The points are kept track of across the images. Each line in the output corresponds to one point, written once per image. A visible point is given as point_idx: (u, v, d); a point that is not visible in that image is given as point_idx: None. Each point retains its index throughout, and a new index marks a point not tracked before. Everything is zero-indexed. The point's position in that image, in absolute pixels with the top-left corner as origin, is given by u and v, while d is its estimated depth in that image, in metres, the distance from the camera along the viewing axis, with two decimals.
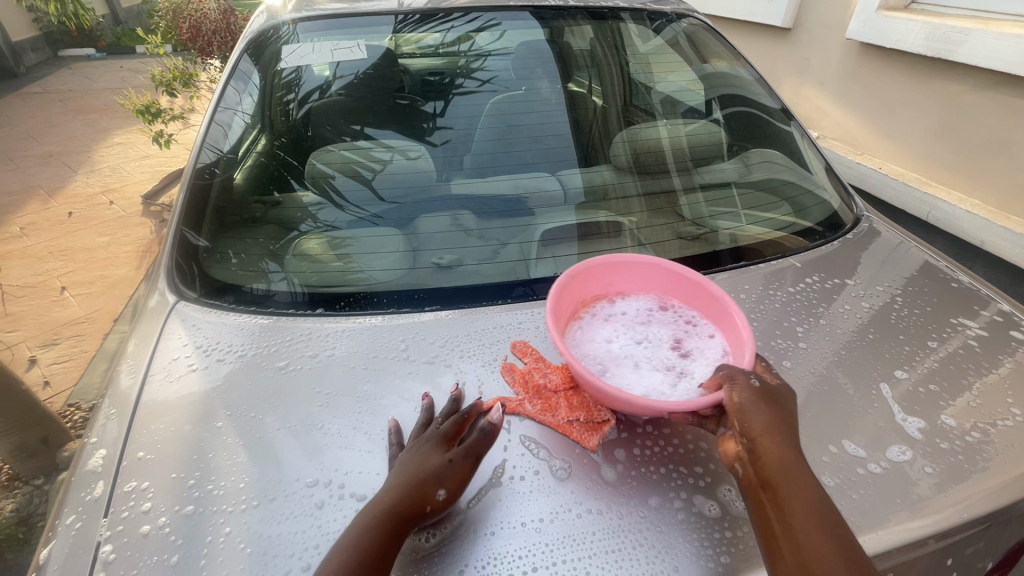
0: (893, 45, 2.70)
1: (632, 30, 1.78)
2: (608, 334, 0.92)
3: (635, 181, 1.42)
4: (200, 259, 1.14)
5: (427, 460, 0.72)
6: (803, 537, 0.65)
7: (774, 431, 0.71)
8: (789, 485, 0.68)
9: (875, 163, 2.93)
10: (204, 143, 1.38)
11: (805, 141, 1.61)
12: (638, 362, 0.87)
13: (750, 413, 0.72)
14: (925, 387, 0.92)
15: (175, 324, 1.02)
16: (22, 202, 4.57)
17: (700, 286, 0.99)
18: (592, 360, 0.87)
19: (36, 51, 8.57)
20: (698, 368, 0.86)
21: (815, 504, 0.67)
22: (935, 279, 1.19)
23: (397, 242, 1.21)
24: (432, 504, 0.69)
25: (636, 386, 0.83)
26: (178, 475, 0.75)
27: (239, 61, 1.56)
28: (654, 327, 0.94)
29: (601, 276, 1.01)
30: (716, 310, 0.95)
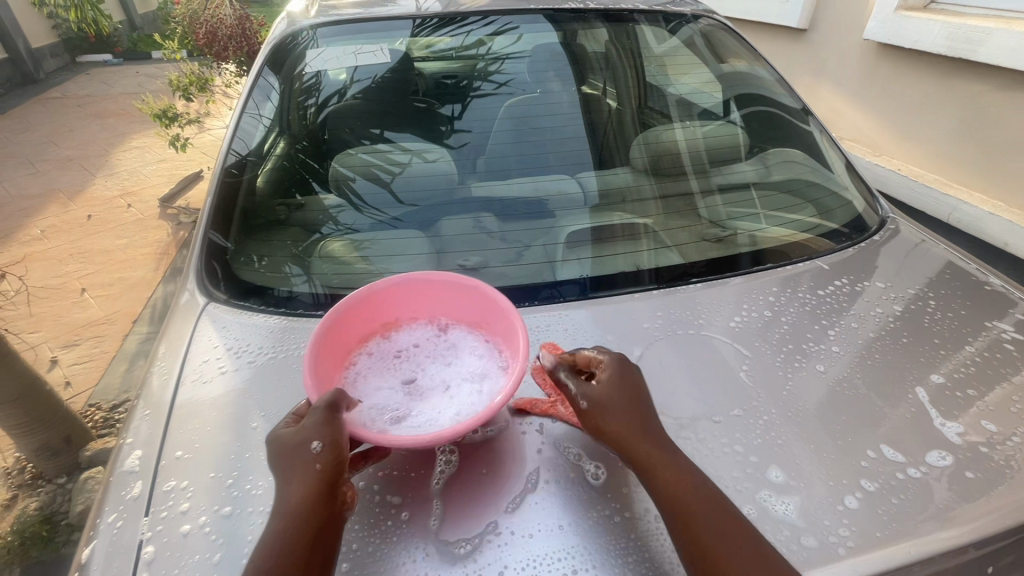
0: (912, 45, 2.67)
1: (647, 32, 1.78)
2: (395, 380, 0.85)
3: (652, 184, 1.40)
4: (227, 262, 1.16)
5: (287, 438, 0.69)
6: (715, 541, 0.65)
7: (654, 440, 0.71)
8: (670, 479, 0.68)
9: (894, 164, 2.89)
10: (227, 147, 1.39)
11: (825, 138, 1.60)
12: (435, 391, 0.83)
13: (620, 433, 0.71)
14: (962, 392, 0.90)
15: (205, 325, 1.03)
16: (43, 205, 4.66)
17: (464, 293, 0.95)
18: (386, 408, 0.80)
19: (55, 57, 8.73)
20: (489, 371, 0.86)
21: (721, 506, 0.68)
22: (966, 280, 1.18)
23: (420, 245, 1.22)
24: (319, 463, 0.66)
25: (440, 417, 0.79)
26: (217, 475, 0.76)
27: (260, 68, 1.58)
28: (433, 354, 0.90)
29: (363, 314, 0.94)
30: (484, 312, 0.94)
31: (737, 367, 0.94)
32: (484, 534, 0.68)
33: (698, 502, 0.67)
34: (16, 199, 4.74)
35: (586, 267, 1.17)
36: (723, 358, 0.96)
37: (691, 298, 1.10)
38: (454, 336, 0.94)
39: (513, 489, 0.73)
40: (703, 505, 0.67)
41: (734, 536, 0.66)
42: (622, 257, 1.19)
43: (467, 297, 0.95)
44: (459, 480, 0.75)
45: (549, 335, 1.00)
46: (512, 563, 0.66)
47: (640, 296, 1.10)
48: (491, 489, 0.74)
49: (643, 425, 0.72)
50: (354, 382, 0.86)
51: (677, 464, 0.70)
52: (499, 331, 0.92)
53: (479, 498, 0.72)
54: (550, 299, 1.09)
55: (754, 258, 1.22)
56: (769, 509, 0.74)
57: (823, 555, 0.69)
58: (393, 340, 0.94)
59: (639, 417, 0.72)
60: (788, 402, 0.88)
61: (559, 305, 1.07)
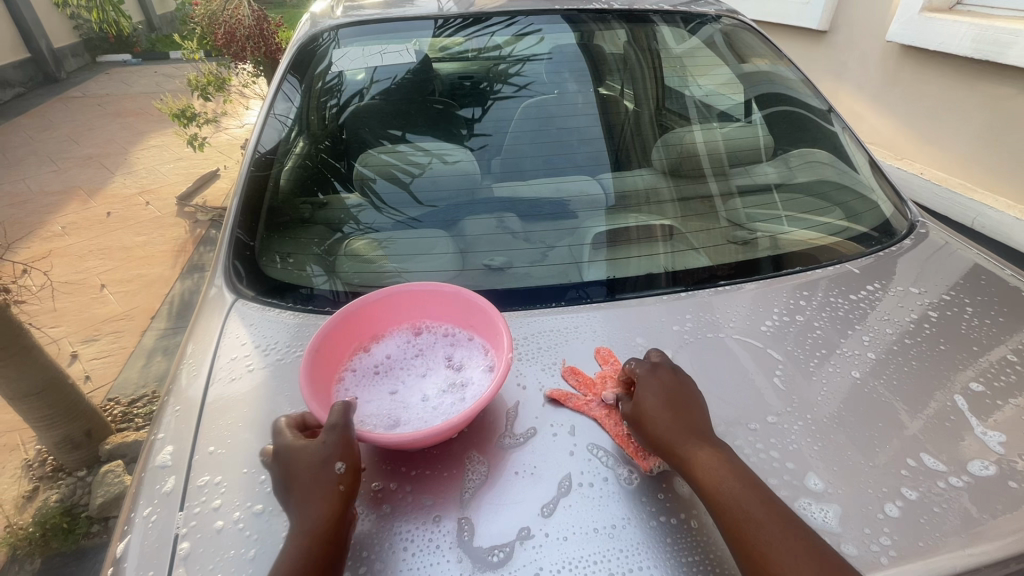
0: (937, 48, 2.63)
1: (666, 33, 1.75)
2: (382, 388, 0.82)
3: (670, 186, 1.39)
4: (254, 259, 1.16)
5: (304, 454, 0.68)
6: (754, 525, 0.65)
7: (685, 431, 0.74)
8: (697, 461, 0.71)
9: (916, 168, 2.85)
10: (251, 147, 1.40)
11: (848, 135, 1.58)
12: (423, 395, 0.80)
13: (654, 422, 0.75)
14: (1003, 401, 0.88)
15: (234, 323, 1.04)
16: (64, 202, 4.73)
17: (441, 298, 0.92)
18: (377, 417, 0.78)
19: (76, 57, 8.89)
20: (475, 372, 0.84)
21: (756, 493, 0.67)
22: (1003, 286, 1.15)
23: (445, 244, 1.22)
24: (342, 483, 0.67)
25: (433, 416, 0.77)
26: (250, 470, 0.74)
27: (281, 69, 1.58)
28: (419, 358, 0.87)
29: (354, 327, 0.89)
30: (463, 310, 0.91)
31: (771, 372, 0.93)
32: (518, 538, 0.67)
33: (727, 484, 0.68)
34: (38, 196, 4.82)
35: (612, 269, 1.15)
36: (757, 363, 0.95)
37: (720, 301, 1.09)
38: (438, 338, 0.91)
39: (546, 493, 0.72)
40: (733, 490, 0.67)
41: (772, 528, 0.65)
42: (650, 258, 1.17)
43: (451, 297, 0.91)
44: (490, 483, 0.73)
45: (579, 336, 0.98)
46: (547, 565, 0.65)
47: (668, 299, 1.09)
48: (521, 492, 0.72)
49: (675, 412, 0.76)
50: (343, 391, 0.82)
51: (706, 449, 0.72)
52: (482, 329, 0.90)
53: (511, 500, 0.71)
54: (577, 300, 1.07)
55: (784, 261, 1.20)
56: (807, 515, 0.73)
57: (863, 564, 0.69)
58: (380, 345, 0.90)
59: (675, 405, 0.77)
60: (824, 408, 0.87)
61: (585, 306, 1.06)
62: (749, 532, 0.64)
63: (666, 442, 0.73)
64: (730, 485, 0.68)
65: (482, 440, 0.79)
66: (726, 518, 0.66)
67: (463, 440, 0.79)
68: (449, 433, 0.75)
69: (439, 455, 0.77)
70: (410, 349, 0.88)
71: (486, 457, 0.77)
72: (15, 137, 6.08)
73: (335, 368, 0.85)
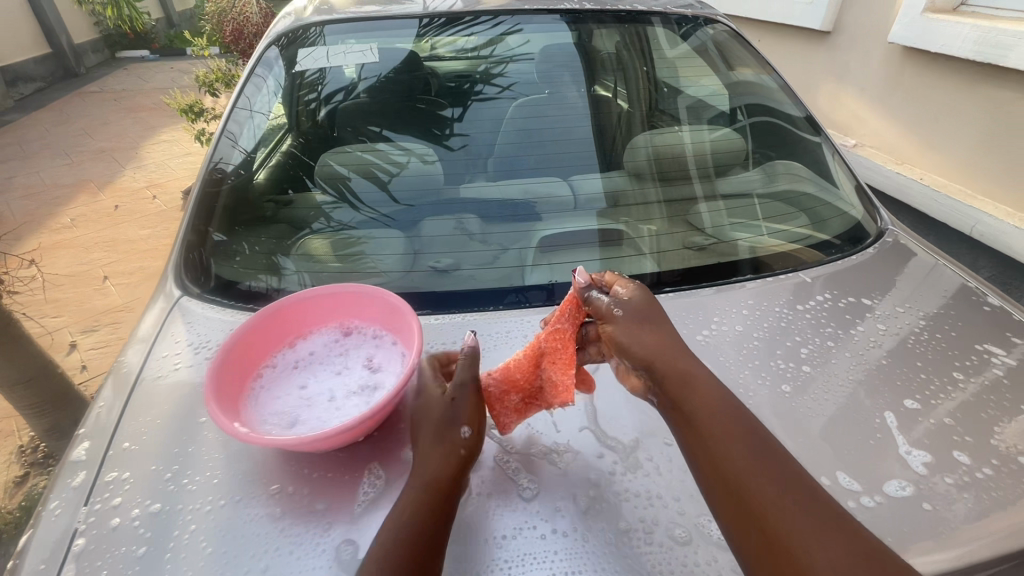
0: (939, 50, 2.56)
1: (660, 35, 1.73)
2: (295, 385, 0.82)
3: (656, 188, 1.37)
4: (207, 254, 1.17)
5: (435, 408, 0.75)
6: (724, 451, 0.70)
7: (662, 352, 0.78)
8: (694, 392, 0.74)
9: (916, 174, 2.77)
10: (216, 142, 1.42)
11: (837, 159, 1.50)
12: (329, 395, 0.79)
13: (635, 341, 0.79)
14: (940, 419, 0.84)
15: (176, 319, 1.05)
16: (73, 194, 4.84)
17: (366, 299, 0.90)
18: (279, 415, 0.77)
19: (96, 52, 9.10)
20: (388, 375, 0.82)
21: (733, 421, 0.72)
22: (964, 301, 1.10)
23: (398, 244, 1.21)
24: (463, 445, 0.71)
25: (332, 418, 0.76)
26: (158, 467, 0.75)
27: (263, 63, 1.59)
28: (338, 359, 0.86)
29: (280, 325, 0.89)
30: (387, 313, 0.90)
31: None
32: None
33: (722, 419, 0.72)
34: (50, 188, 4.95)
35: (556, 273, 1.12)
36: None
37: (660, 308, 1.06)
38: (363, 341, 0.89)
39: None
40: (728, 426, 0.71)
41: (752, 463, 0.69)
42: (597, 262, 1.16)
43: (383, 303, 0.89)
44: (388, 494, 0.70)
45: (508, 343, 0.98)
46: None
47: None
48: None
49: (666, 344, 0.79)
50: (254, 388, 0.82)
51: (708, 383, 0.75)
52: (403, 333, 0.87)
53: None
54: (516, 304, 1.07)
55: (736, 268, 1.17)
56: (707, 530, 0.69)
57: None
58: (304, 344, 0.89)
59: (660, 338, 0.80)
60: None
61: (522, 311, 1.05)
62: (730, 460, 0.69)
63: (662, 370, 0.76)
64: (727, 419, 0.72)
65: (394, 446, 0.76)
66: (712, 448, 0.70)
67: (370, 446, 0.76)
68: (355, 437, 0.74)
69: (345, 460, 0.74)
70: (333, 350, 0.87)
71: (391, 465, 0.74)
72: (33, 130, 6.24)
73: (252, 363, 0.84)
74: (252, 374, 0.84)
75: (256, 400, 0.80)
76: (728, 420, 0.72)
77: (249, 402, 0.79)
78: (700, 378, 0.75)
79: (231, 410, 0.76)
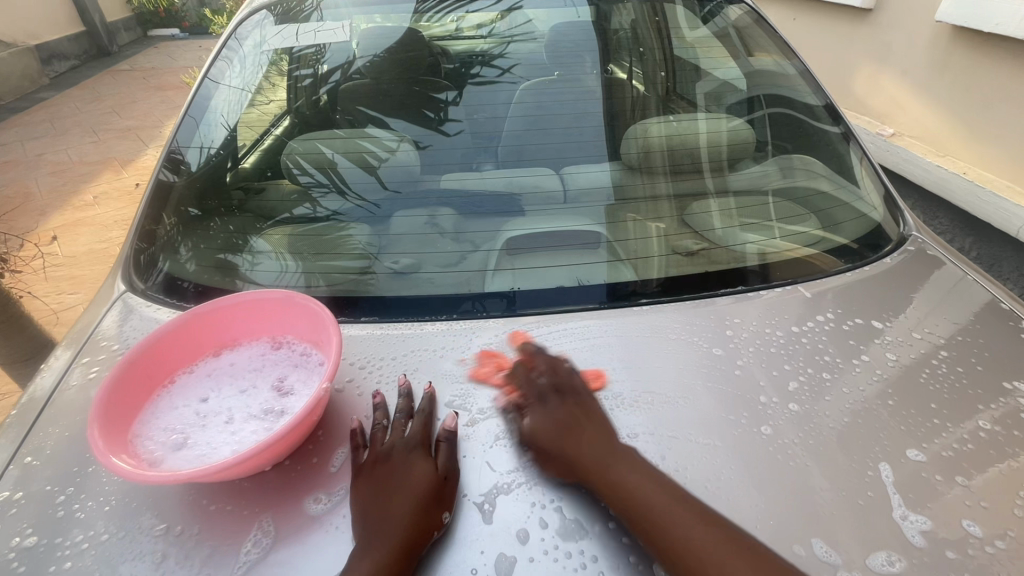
0: (993, 29, 2.29)
1: (680, 12, 1.60)
2: (194, 399, 0.76)
3: (667, 183, 1.19)
4: (155, 247, 1.10)
5: (426, 478, 0.68)
6: (664, 514, 0.65)
7: (572, 431, 0.73)
8: (611, 475, 0.69)
9: (958, 167, 2.52)
10: (187, 108, 1.34)
11: (865, 166, 1.30)
12: (227, 418, 0.73)
13: (542, 429, 0.74)
14: (951, 478, 0.71)
15: (115, 315, 1.00)
16: (97, 172, 4.90)
17: (293, 308, 0.83)
18: (168, 431, 0.72)
19: (129, 31, 9.19)
20: (298, 401, 0.75)
21: (658, 484, 0.68)
22: (995, 328, 0.95)
23: (362, 241, 1.08)
24: (439, 530, 0.66)
25: (220, 447, 0.70)
26: (52, 488, 0.69)
27: (240, 30, 1.50)
28: (246, 379, 0.79)
29: (198, 333, 0.82)
30: (316, 325, 0.82)
31: (659, 422, 0.78)
32: None
33: (650, 495, 0.67)
34: (77, 165, 5.02)
35: (521, 279, 1.02)
36: (664, 399, 0.81)
37: (635, 322, 0.94)
38: (289, 358, 0.82)
39: (337, 562, 0.62)
40: (664, 504, 0.66)
41: (688, 525, 0.65)
42: (567, 266, 1.04)
43: (313, 313, 0.81)
44: (274, 553, 0.62)
45: (455, 357, 0.88)
46: None
47: (582, 314, 0.97)
48: (315, 555, 0.63)
49: (582, 427, 0.74)
50: (158, 400, 0.76)
51: (624, 465, 0.70)
52: (325, 350, 0.80)
53: (297, 563, 0.62)
54: (471, 314, 0.97)
55: (726, 277, 1.04)
56: None
57: None
58: (225, 358, 0.83)
59: (573, 419, 0.75)
60: (705, 468, 0.73)
61: (478, 322, 0.95)
62: (667, 528, 0.64)
63: (576, 461, 0.71)
64: (653, 493, 0.67)
65: (291, 487, 0.69)
66: (644, 511, 0.66)
67: (273, 480, 0.69)
68: (253, 469, 0.68)
69: (244, 495, 0.67)
70: (249, 367, 0.81)
71: (287, 508, 0.66)
72: (66, 106, 6.35)
73: (159, 374, 0.78)
74: (159, 388, 0.77)
75: (152, 411, 0.74)
76: (652, 493, 0.67)
77: (146, 415, 0.74)
78: (612, 460, 0.70)
79: (120, 425, 0.70)
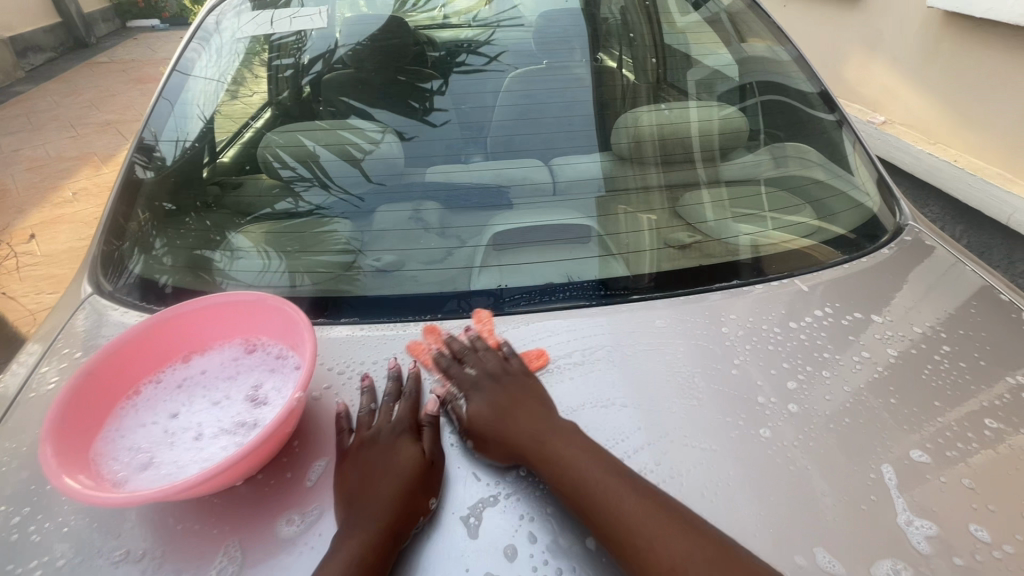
0: (984, 14, 2.26)
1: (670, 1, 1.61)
2: (164, 416, 0.71)
3: (659, 173, 1.16)
4: (123, 248, 1.04)
5: (412, 460, 0.68)
6: (600, 492, 0.66)
7: (509, 415, 0.73)
8: (550, 451, 0.69)
9: (949, 155, 2.51)
10: (158, 99, 1.27)
11: (858, 153, 1.27)
12: (195, 434, 0.69)
13: (477, 410, 0.75)
14: (955, 479, 0.69)
15: (79, 319, 0.95)
16: (77, 168, 4.76)
17: (264, 309, 0.78)
18: (134, 450, 0.67)
19: (107, 22, 8.94)
20: (271, 411, 0.71)
21: (597, 462, 0.68)
22: (996, 320, 0.93)
23: (342, 236, 1.03)
24: (424, 515, 0.65)
25: (185, 465, 0.65)
26: (7, 509, 0.65)
27: (215, 19, 1.43)
28: (220, 390, 0.74)
29: (164, 341, 0.78)
30: (290, 327, 0.78)
31: (655, 428, 0.75)
32: None
33: (589, 473, 0.67)
34: (55, 160, 4.88)
35: (508, 275, 0.98)
36: (660, 401, 0.78)
37: (628, 320, 0.91)
38: (263, 364, 0.77)
39: None
40: (601, 481, 0.66)
41: (630, 500, 0.65)
42: (555, 262, 0.99)
43: (287, 317, 0.77)
44: None
45: (437, 359, 0.85)
46: None
47: (573, 312, 0.93)
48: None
49: (520, 408, 0.75)
50: (122, 415, 0.71)
51: (563, 442, 0.70)
52: (301, 353, 0.76)
53: None
54: (456, 313, 0.92)
55: (721, 271, 1.00)
56: None
57: None
58: (196, 363, 0.78)
59: (507, 404, 0.75)
60: (704, 475, 0.70)
61: (463, 320, 0.91)
62: (603, 505, 0.65)
63: (512, 443, 0.71)
64: (590, 471, 0.67)
65: (263, 507, 0.65)
66: (581, 491, 0.66)
67: (245, 501, 0.65)
68: (221, 487, 0.64)
69: (214, 517, 0.63)
70: (221, 375, 0.76)
71: (257, 531, 0.63)
72: (42, 100, 6.17)
73: (125, 385, 0.74)
74: (123, 401, 0.73)
75: (118, 428, 0.70)
76: (588, 467, 0.68)
77: (108, 432, 0.69)
78: (549, 440, 0.70)
79: (78, 444, 0.66)
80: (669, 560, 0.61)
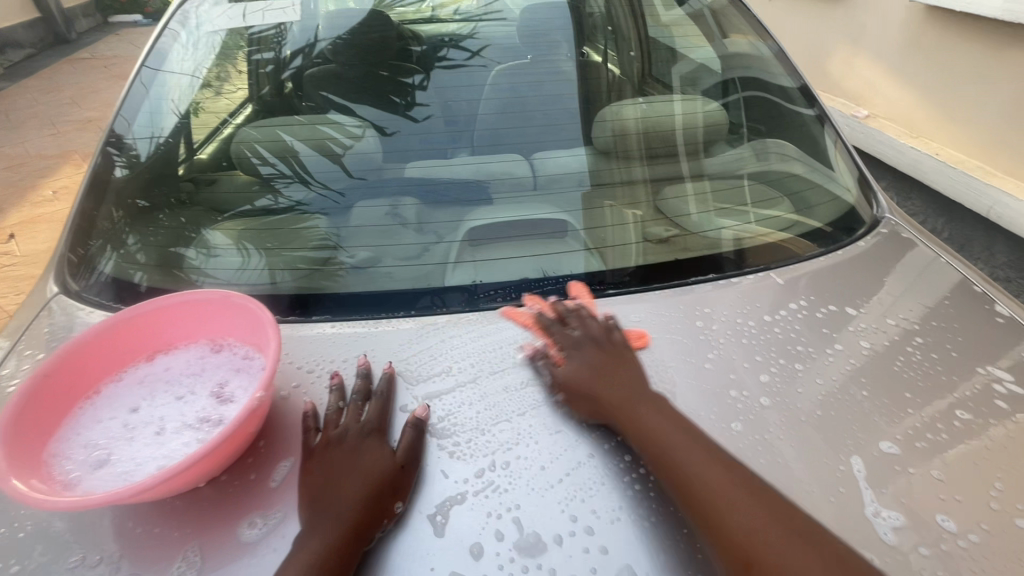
0: (965, 7, 2.28)
1: None
2: (122, 411, 0.70)
3: (643, 167, 1.15)
4: (90, 245, 1.02)
5: (378, 464, 0.67)
6: (682, 455, 0.68)
7: (605, 380, 0.75)
8: (636, 415, 0.71)
9: (932, 148, 2.53)
10: (130, 92, 1.24)
11: (838, 149, 1.27)
12: (156, 432, 0.67)
13: (575, 374, 0.77)
14: (924, 470, 0.69)
15: (45, 319, 0.93)
16: (57, 166, 4.67)
17: (229, 307, 0.76)
18: (91, 448, 0.66)
19: (88, 17, 8.78)
20: (235, 409, 0.69)
21: (681, 428, 0.70)
22: (969, 312, 0.93)
23: (316, 233, 1.02)
24: (389, 518, 0.64)
25: (146, 464, 0.64)
26: None
27: (188, 12, 1.40)
28: (182, 386, 0.73)
29: (127, 338, 0.76)
30: (255, 325, 0.76)
31: None
32: None
33: (675, 438, 0.69)
34: (35, 159, 4.79)
35: (482, 271, 0.97)
36: None
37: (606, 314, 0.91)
38: (228, 363, 0.76)
39: None
40: (685, 447, 0.68)
41: (711, 467, 0.67)
42: (531, 257, 0.99)
43: (253, 315, 0.75)
44: None
45: (410, 356, 0.84)
46: None
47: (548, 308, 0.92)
48: None
49: (613, 371, 0.76)
50: (81, 413, 0.70)
51: (652, 409, 0.72)
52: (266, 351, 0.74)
53: None
54: (429, 309, 0.92)
55: (698, 265, 1.00)
56: None
57: None
58: (161, 361, 0.77)
59: (607, 367, 0.77)
60: None
61: (437, 317, 0.90)
62: (683, 469, 0.67)
63: (605, 407, 0.73)
64: (677, 438, 0.69)
65: (226, 506, 0.64)
66: (670, 456, 0.68)
67: (208, 499, 0.64)
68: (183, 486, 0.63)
69: (175, 517, 0.63)
70: (185, 373, 0.75)
71: (219, 529, 0.62)
72: (22, 97, 6.04)
73: (86, 383, 0.72)
74: (82, 399, 0.71)
75: (75, 426, 0.68)
76: (674, 433, 0.69)
77: (65, 430, 0.67)
78: (640, 404, 0.72)
79: (34, 444, 0.64)
80: (745, 524, 0.63)
